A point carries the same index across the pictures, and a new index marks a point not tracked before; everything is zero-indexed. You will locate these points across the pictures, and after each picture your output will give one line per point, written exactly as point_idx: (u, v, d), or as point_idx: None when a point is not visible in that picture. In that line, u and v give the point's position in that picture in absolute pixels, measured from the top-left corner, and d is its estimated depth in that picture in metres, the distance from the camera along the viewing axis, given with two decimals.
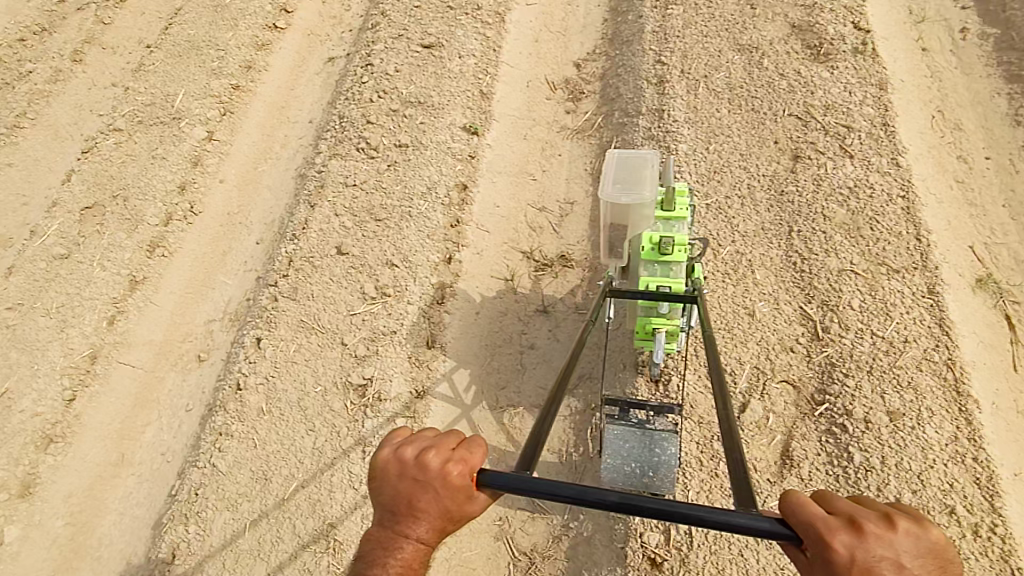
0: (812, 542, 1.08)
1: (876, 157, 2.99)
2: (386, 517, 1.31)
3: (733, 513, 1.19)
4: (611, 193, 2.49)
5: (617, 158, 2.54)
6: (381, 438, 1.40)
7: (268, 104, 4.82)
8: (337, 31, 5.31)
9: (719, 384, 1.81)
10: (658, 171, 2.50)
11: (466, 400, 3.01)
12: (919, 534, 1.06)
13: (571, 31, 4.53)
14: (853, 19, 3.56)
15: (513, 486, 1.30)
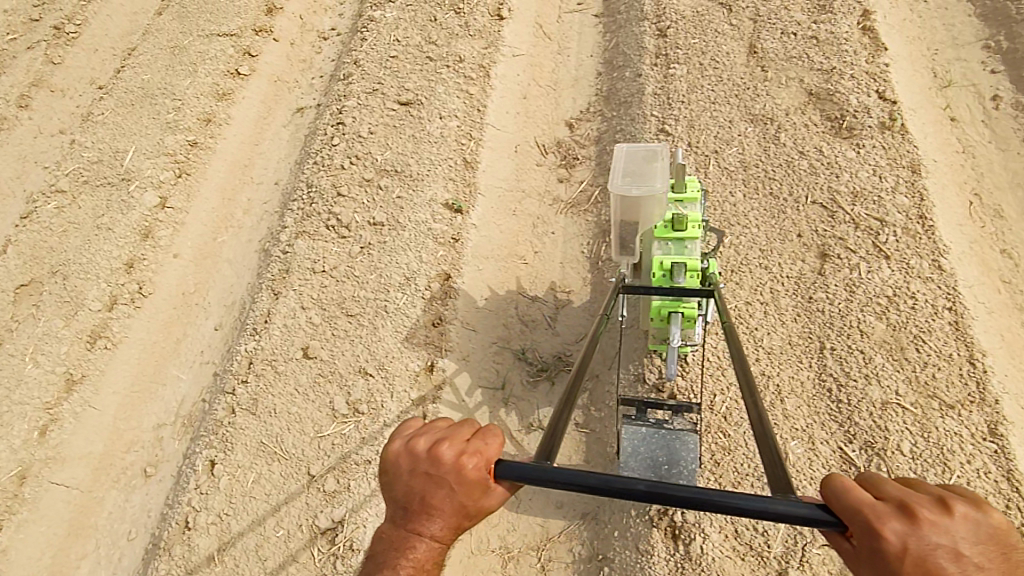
0: (859, 529, 1.00)
1: (915, 259, 2.65)
2: (398, 513, 1.25)
3: (769, 500, 1.09)
4: (620, 185, 2.16)
5: (625, 148, 2.24)
6: (395, 428, 1.35)
7: (229, 164, 4.35)
8: (307, 76, 4.91)
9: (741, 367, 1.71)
10: (671, 160, 2.21)
11: (470, 404, 2.89)
12: (978, 520, 0.98)
13: (562, 85, 4.17)
14: (877, 87, 3.22)
15: (529, 478, 1.20)
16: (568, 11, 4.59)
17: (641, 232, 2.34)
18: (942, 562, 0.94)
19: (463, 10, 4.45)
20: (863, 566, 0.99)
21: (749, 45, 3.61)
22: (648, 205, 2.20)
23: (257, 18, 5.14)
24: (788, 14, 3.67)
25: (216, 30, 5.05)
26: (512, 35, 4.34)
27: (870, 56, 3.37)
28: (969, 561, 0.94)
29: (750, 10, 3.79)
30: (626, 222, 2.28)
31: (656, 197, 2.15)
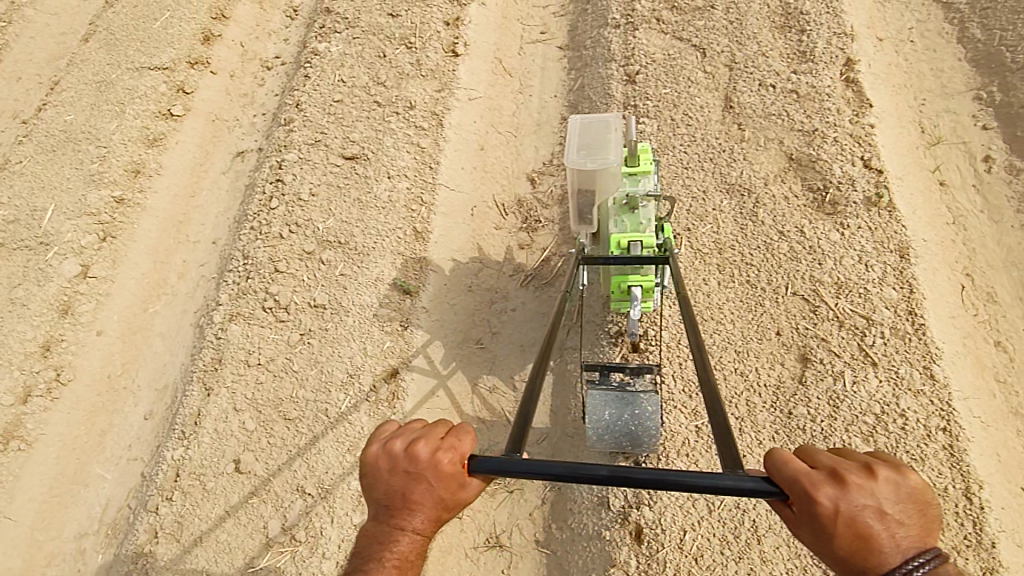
0: (798, 498, 1.10)
1: (904, 369, 2.41)
2: (382, 511, 1.35)
3: (720, 476, 1.20)
4: (576, 159, 2.39)
5: (580, 125, 2.46)
6: (373, 433, 1.42)
7: (162, 222, 3.98)
8: (248, 113, 4.52)
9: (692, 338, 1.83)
10: (622, 133, 2.44)
11: (442, 370, 2.97)
12: (899, 482, 1.11)
13: (525, 130, 3.84)
14: (862, 154, 2.94)
15: (504, 470, 1.29)
16: (531, 44, 4.23)
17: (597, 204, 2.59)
18: (869, 521, 1.07)
19: (416, 46, 4.06)
20: (803, 529, 1.11)
21: (724, 97, 3.29)
22: (602, 176, 2.43)
23: (192, 48, 4.68)
24: (768, 63, 3.36)
25: (147, 62, 4.59)
26: (467, 75, 3.94)
27: (854, 114, 3.09)
28: (892, 518, 1.08)
29: (726, 55, 3.45)
30: (584, 193, 2.50)
31: (609, 169, 2.37)
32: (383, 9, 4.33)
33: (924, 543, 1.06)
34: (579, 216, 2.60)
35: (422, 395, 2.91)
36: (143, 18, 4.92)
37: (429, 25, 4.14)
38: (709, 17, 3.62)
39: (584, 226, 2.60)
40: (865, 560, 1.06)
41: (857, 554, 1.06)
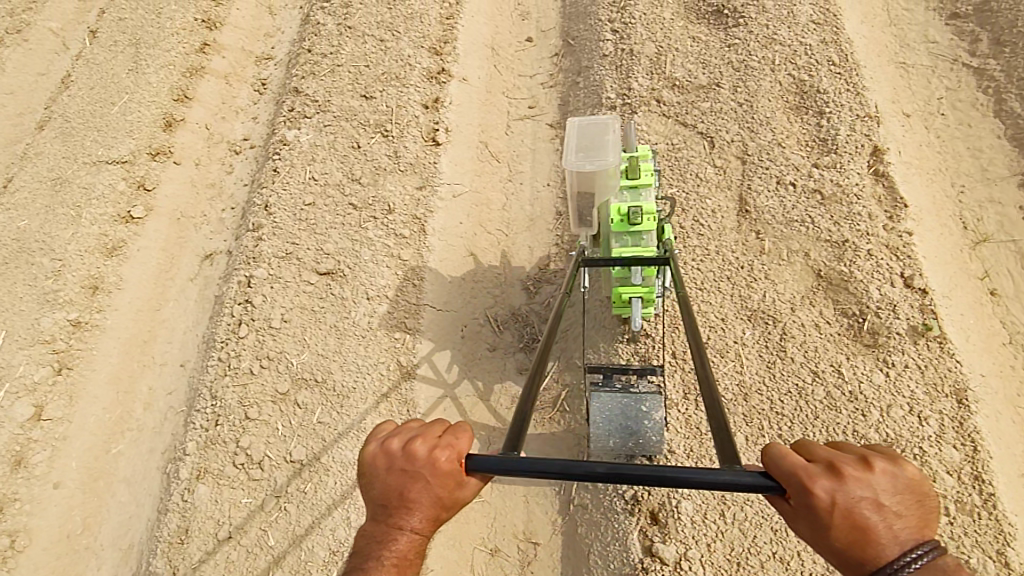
0: (795, 490, 1.08)
1: (974, 558, 2.04)
2: (379, 510, 1.27)
3: (717, 472, 1.18)
4: (575, 161, 2.35)
5: (578, 124, 2.42)
6: (369, 432, 1.37)
7: (125, 342, 3.64)
8: (217, 208, 4.18)
9: (695, 342, 1.81)
10: (620, 133, 2.39)
11: (449, 380, 2.99)
12: (895, 473, 1.09)
13: (517, 225, 3.49)
14: (903, 273, 2.57)
15: (504, 467, 1.26)
16: (518, 121, 3.86)
17: (596, 204, 2.57)
18: (866, 514, 1.04)
19: (393, 134, 3.68)
20: (800, 522, 1.09)
21: (738, 198, 2.93)
22: (602, 176, 2.41)
23: (153, 136, 4.31)
24: (785, 153, 2.98)
25: (105, 155, 4.23)
26: (449, 167, 3.55)
27: (889, 220, 2.71)
28: (889, 510, 1.05)
29: (737, 144, 3.07)
30: (582, 194, 2.51)
31: (609, 169, 2.34)
32: (355, 89, 3.94)
33: (921, 536, 1.05)
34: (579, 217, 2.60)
35: (431, 405, 2.93)
36: (100, 103, 4.56)
37: (406, 108, 3.75)
38: (716, 98, 3.24)
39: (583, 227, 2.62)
40: (862, 551, 1.03)
41: (855, 547, 1.04)
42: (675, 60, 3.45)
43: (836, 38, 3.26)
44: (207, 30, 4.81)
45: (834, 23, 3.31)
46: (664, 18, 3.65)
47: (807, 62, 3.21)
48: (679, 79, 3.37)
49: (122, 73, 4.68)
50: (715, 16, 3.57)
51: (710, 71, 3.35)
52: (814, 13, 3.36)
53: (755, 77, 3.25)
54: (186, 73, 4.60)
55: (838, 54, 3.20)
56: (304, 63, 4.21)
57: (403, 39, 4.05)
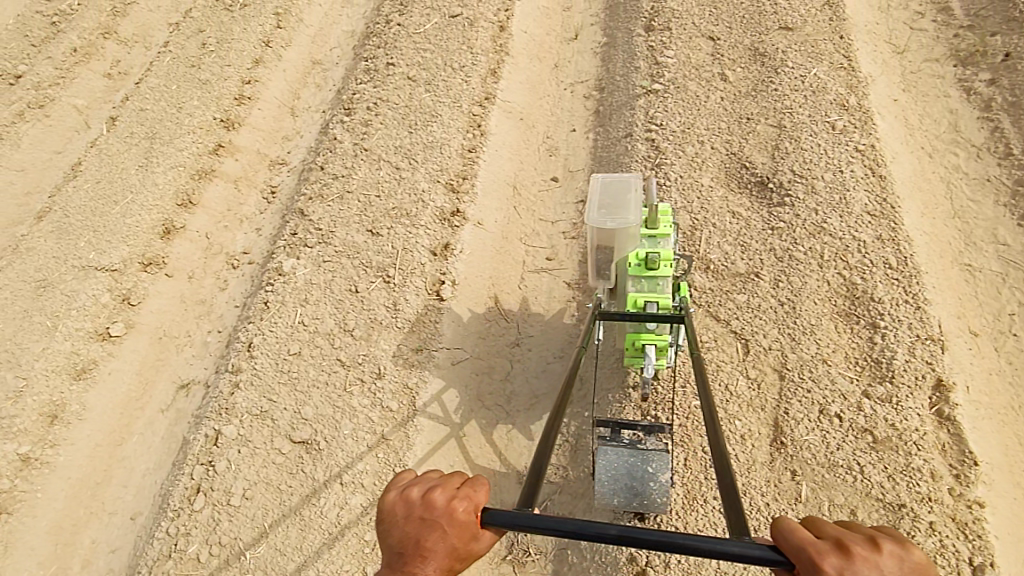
0: (801, 567, 0.89)
1: None
2: (393, 560, 1.05)
3: (721, 540, 1.00)
4: (596, 217, 2.50)
5: (601, 184, 2.56)
6: (388, 481, 1.18)
7: (73, 485, 3.32)
8: (202, 328, 3.85)
9: (707, 408, 1.69)
10: (642, 193, 2.53)
11: (455, 420, 3.02)
12: (905, 556, 0.87)
13: (519, 399, 3.11)
14: (973, 565, 2.10)
15: (518, 521, 1.09)
16: (533, 273, 3.49)
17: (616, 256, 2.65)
18: None
19: (394, 281, 3.35)
20: None
21: (773, 424, 2.52)
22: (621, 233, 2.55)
23: (149, 243, 4.04)
24: (830, 375, 2.55)
25: (94, 259, 3.94)
26: (450, 330, 3.21)
27: (956, 485, 2.26)
28: None
29: (775, 353, 2.66)
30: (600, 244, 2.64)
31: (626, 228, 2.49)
32: (361, 222, 3.61)
33: None
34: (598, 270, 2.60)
35: (434, 443, 2.96)
36: (103, 201, 4.29)
37: (412, 252, 3.42)
38: (755, 292, 2.82)
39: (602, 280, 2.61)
40: None
41: None
42: (711, 237, 3.03)
43: (896, 234, 2.83)
44: (224, 130, 4.60)
45: (893, 216, 2.89)
46: (703, 183, 3.23)
47: (864, 261, 2.78)
48: (714, 261, 2.95)
49: (131, 168, 4.46)
50: (758, 187, 3.17)
51: (749, 257, 2.93)
52: (870, 201, 2.95)
53: (799, 271, 2.82)
54: (195, 176, 4.35)
55: (896, 256, 2.77)
56: (313, 183, 3.93)
57: (419, 170, 3.73)
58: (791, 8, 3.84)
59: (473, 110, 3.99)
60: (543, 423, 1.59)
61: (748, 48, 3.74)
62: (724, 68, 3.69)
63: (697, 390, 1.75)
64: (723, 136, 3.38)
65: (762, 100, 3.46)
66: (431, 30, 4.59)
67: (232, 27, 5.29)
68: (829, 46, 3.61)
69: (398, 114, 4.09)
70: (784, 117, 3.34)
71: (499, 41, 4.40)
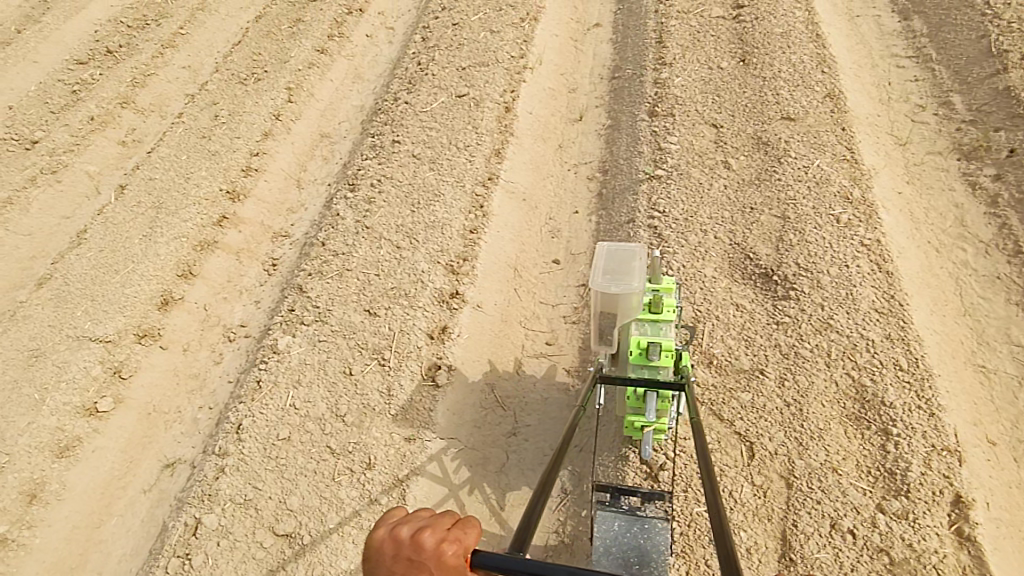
0: None
1: None
2: None
3: None
4: (601, 283, 2.40)
5: (607, 249, 2.48)
6: (380, 520, 1.23)
7: (46, 570, 3.13)
8: (193, 403, 3.70)
9: (711, 488, 1.67)
10: (647, 261, 2.45)
11: (455, 480, 2.96)
12: None
13: (515, 495, 2.92)
14: None
15: (505, 565, 1.14)
16: (531, 358, 3.39)
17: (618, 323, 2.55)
18: None
19: (390, 364, 3.27)
20: None
21: (782, 539, 2.37)
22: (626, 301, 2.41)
23: (145, 315, 3.97)
24: (841, 485, 2.42)
25: (88, 330, 3.87)
26: (445, 420, 3.12)
27: None
28: None
29: (782, 459, 2.53)
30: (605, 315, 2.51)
31: (632, 294, 2.37)
32: (360, 301, 3.56)
33: None
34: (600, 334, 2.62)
35: (432, 501, 2.90)
36: (104, 269, 4.24)
37: (408, 335, 3.35)
38: (760, 391, 2.71)
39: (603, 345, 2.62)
40: None
41: None
42: (713, 331, 2.95)
43: (905, 334, 2.74)
44: (229, 201, 4.62)
45: (902, 313, 2.81)
46: (705, 274, 3.18)
47: (873, 362, 2.68)
48: (717, 356, 2.86)
49: (135, 237, 4.44)
50: (762, 279, 3.11)
51: (753, 353, 2.84)
52: (876, 298, 2.88)
53: (805, 369, 2.73)
54: (198, 247, 4.34)
55: (907, 357, 2.67)
56: (313, 259, 3.91)
57: (420, 250, 3.71)
58: (793, 98, 3.90)
59: (476, 190, 4.01)
60: (542, 486, 1.60)
61: (752, 137, 3.76)
62: (727, 155, 3.70)
63: (702, 467, 1.75)
64: (727, 225, 3.35)
65: (765, 189, 3.45)
66: (437, 109, 4.67)
67: (245, 101, 5.43)
68: (831, 137, 3.64)
69: (401, 191, 4.11)
70: (788, 207, 3.32)
71: (504, 122, 4.47)
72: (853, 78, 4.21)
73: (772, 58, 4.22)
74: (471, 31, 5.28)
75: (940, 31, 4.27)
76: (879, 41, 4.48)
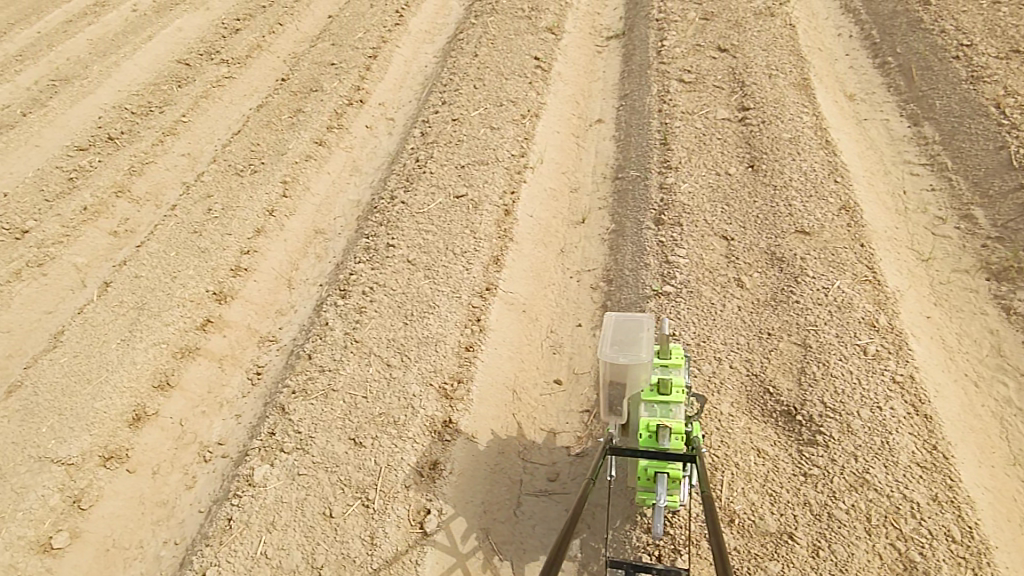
0: None
1: None
2: None
3: None
4: (609, 352, 2.51)
5: (614, 321, 2.61)
6: None
7: None
8: (156, 539, 3.30)
9: (717, 543, 1.65)
10: (653, 332, 2.56)
11: (462, 549, 2.82)
12: None
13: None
14: None
15: None
16: (530, 495, 3.05)
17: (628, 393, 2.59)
18: None
19: (374, 504, 2.94)
20: None
21: None
22: (635, 371, 2.50)
23: (114, 433, 3.64)
24: None
25: (51, 450, 3.52)
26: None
27: None
28: None
29: None
30: (614, 384, 2.56)
31: (641, 363, 2.48)
32: (344, 428, 3.27)
33: None
34: (610, 407, 2.62)
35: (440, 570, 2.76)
36: (77, 377, 3.90)
37: (395, 471, 3.05)
38: (792, 561, 2.38)
39: (614, 415, 2.63)
40: None
41: None
42: (733, 482, 2.64)
43: (953, 495, 2.47)
44: (215, 303, 4.40)
45: (947, 468, 2.55)
46: (721, 410, 2.90)
47: (920, 530, 2.39)
48: (739, 513, 2.55)
49: (112, 341, 4.11)
50: (784, 417, 2.84)
51: (780, 511, 2.53)
52: (916, 449, 2.61)
53: (842, 536, 2.42)
54: (178, 354, 4.06)
55: (958, 525, 2.39)
56: (298, 373, 3.64)
57: (411, 370, 3.47)
58: (806, 210, 3.74)
59: (472, 302, 3.81)
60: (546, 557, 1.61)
61: (764, 252, 3.58)
62: (739, 272, 3.51)
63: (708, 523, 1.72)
64: (742, 352, 3.12)
65: (781, 313, 3.24)
66: (435, 210, 4.51)
67: (239, 195, 5.29)
68: (849, 255, 3.45)
69: (394, 301, 3.90)
70: (808, 335, 3.10)
71: (504, 227, 4.32)
72: (866, 186, 4.06)
73: (781, 165, 4.09)
74: (471, 127, 5.19)
75: (953, 139, 4.15)
76: (890, 146, 4.37)
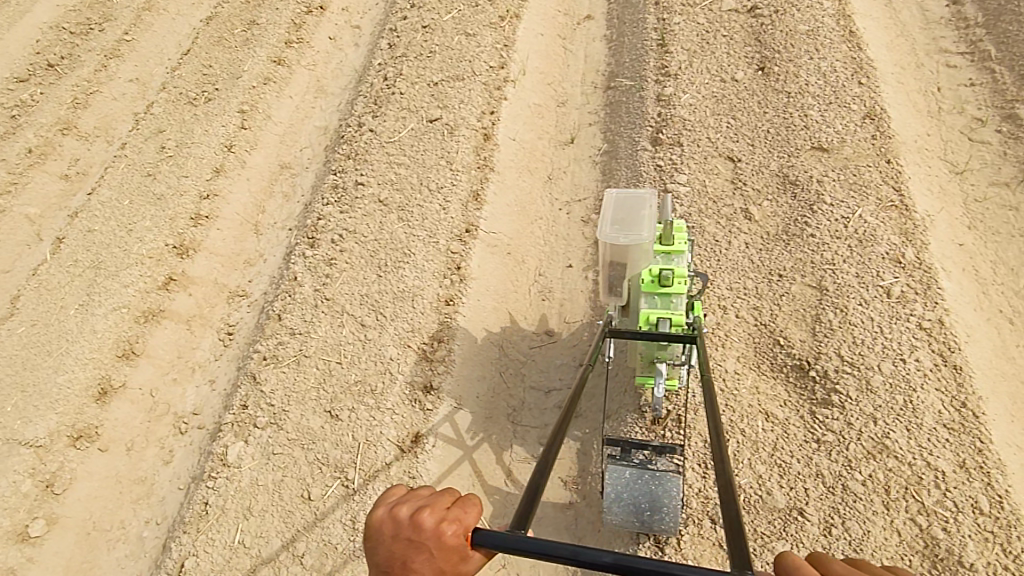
0: None
1: None
2: None
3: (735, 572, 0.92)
4: (608, 232, 2.20)
5: (612, 197, 2.31)
6: (376, 499, 1.09)
7: None
8: (138, 519, 3.20)
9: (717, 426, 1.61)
10: (657, 208, 2.25)
11: (468, 442, 2.86)
12: None
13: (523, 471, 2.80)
14: None
15: (510, 544, 1.00)
16: (520, 462, 2.83)
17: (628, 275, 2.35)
18: None
19: (354, 484, 2.77)
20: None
21: None
22: (636, 252, 2.24)
23: (81, 410, 3.44)
24: None
25: (15, 432, 3.32)
26: None
27: None
28: None
29: None
30: (614, 266, 2.30)
31: (643, 244, 2.18)
32: (320, 400, 3.03)
33: None
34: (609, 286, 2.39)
35: (447, 465, 2.81)
36: (36, 349, 3.64)
37: (376, 447, 2.84)
38: (801, 541, 2.19)
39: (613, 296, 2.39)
40: None
41: None
42: (739, 453, 2.42)
43: (982, 461, 2.21)
44: (177, 258, 4.05)
45: (976, 429, 2.27)
46: (726, 369, 2.64)
47: (944, 503, 2.15)
48: (744, 488, 2.35)
49: (71, 306, 3.83)
50: (796, 373, 2.57)
51: (790, 485, 2.31)
52: (943, 408, 2.33)
53: (857, 510, 2.20)
54: (141, 318, 3.78)
55: (987, 495, 2.14)
56: (268, 336, 3.32)
57: (388, 330, 3.18)
58: (826, 121, 3.25)
59: (452, 246, 3.43)
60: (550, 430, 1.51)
61: (776, 175, 3.15)
62: (747, 202, 3.10)
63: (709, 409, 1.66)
64: (750, 300, 2.80)
65: (795, 250, 2.87)
66: (406, 138, 4.01)
67: (193, 128, 4.74)
68: (873, 175, 3.01)
69: (366, 250, 3.53)
70: (824, 275, 2.75)
71: (483, 154, 3.84)
72: (894, 84, 3.53)
73: (797, 66, 3.54)
74: (443, 33, 4.55)
75: (999, 21, 3.54)
76: (923, 32, 3.77)
